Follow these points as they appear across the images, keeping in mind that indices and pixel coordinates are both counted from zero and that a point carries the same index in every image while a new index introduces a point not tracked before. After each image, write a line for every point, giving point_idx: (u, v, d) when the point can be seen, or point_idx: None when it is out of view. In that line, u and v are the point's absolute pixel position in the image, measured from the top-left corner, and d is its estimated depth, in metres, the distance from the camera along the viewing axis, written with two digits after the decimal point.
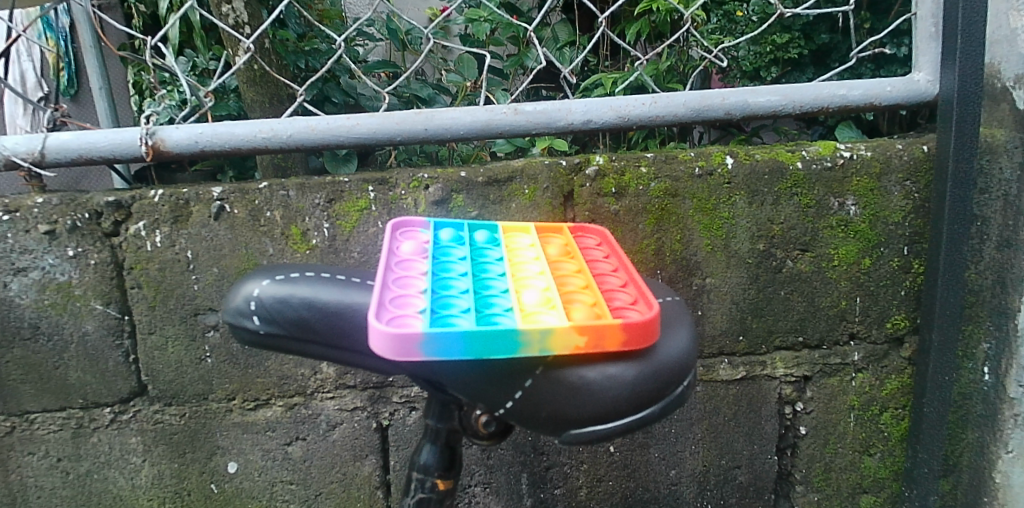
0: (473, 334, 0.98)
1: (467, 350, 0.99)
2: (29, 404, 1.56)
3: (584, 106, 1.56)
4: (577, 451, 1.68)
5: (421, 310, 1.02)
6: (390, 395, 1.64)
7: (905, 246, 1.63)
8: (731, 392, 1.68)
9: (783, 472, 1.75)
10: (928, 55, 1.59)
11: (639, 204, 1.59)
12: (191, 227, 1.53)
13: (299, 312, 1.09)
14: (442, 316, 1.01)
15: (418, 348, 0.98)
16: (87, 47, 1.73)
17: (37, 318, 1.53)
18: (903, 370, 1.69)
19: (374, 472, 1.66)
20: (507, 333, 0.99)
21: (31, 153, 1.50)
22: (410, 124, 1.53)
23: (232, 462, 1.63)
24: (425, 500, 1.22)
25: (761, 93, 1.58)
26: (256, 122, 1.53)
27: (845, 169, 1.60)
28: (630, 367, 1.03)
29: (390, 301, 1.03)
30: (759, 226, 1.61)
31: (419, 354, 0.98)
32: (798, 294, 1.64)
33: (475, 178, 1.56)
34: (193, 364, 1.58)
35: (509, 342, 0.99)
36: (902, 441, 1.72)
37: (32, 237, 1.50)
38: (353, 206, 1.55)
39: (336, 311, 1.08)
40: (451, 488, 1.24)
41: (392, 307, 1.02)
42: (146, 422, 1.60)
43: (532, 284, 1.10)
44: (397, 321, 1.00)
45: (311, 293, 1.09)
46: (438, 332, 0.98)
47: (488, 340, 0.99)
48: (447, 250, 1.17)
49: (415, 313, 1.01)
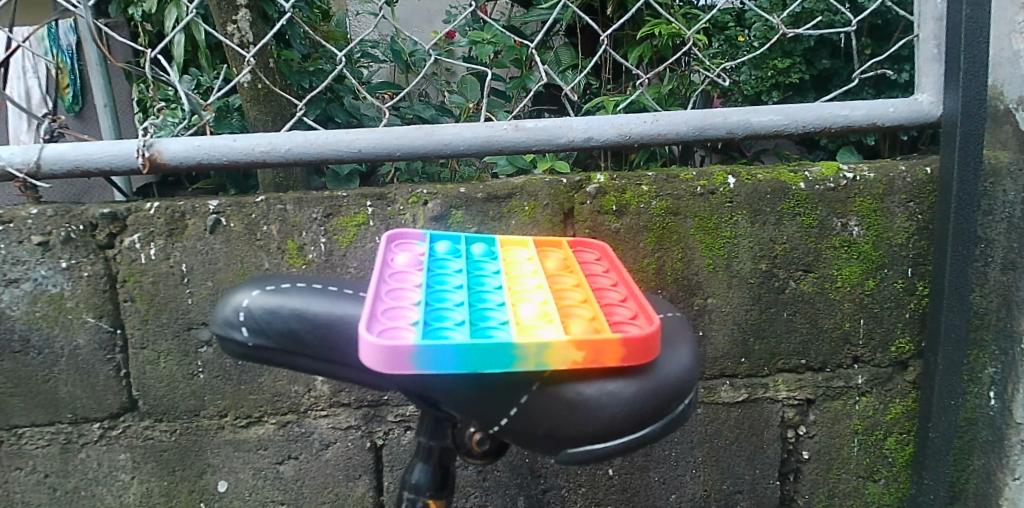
0: (467, 348, 0.96)
1: (460, 363, 0.96)
2: (18, 419, 1.54)
3: (585, 123, 1.55)
4: (574, 474, 1.66)
5: (413, 322, 1.00)
6: (385, 414, 1.61)
7: (908, 268, 1.61)
8: (733, 415, 1.66)
9: (786, 498, 1.71)
10: (931, 77, 1.58)
11: (640, 222, 1.57)
12: (187, 240, 1.52)
13: (289, 324, 1.06)
14: (436, 328, 0.99)
15: (409, 361, 0.96)
16: (94, 66, 1.75)
17: (28, 331, 1.51)
18: (907, 394, 1.67)
19: (367, 493, 1.63)
20: (502, 347, 0.97)
21: (26, 164, 1.48)
22: (411, 139, 1.52)
23: (223, 481, 1.60)
24: None
25: (764, 112, 1.56)
26: (254, 135, 1.51)
27: (848, 190, 1.58)
28: (628, 384, 1.01)
29: (382, 313, 1.01)
30: (762, 246, 1.59)
31: (410, 366, 0.96)
32: (801, 316, 1.62)
33: (475, 194, 1.55)
34: (185, 380, 1.56)
35: (503, 356, 0.97)
36: (907, 467, 1.69)
37: (26, 248, 1.48)
38: (350, 221, 1.54)
39: (326, 323, 1.06)
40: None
41: (384, 319, 1.00)
42: (136, 438, 1.57)
43: (529, 297, 1.08)
44: (388, 333, 0.98)
45: (300, 304, 1.07)
46: (430, 345, 0.96)
47: (481, 353, 0.97)
48: (443, 263, 1.15)
49: (408, 325, 0.99)
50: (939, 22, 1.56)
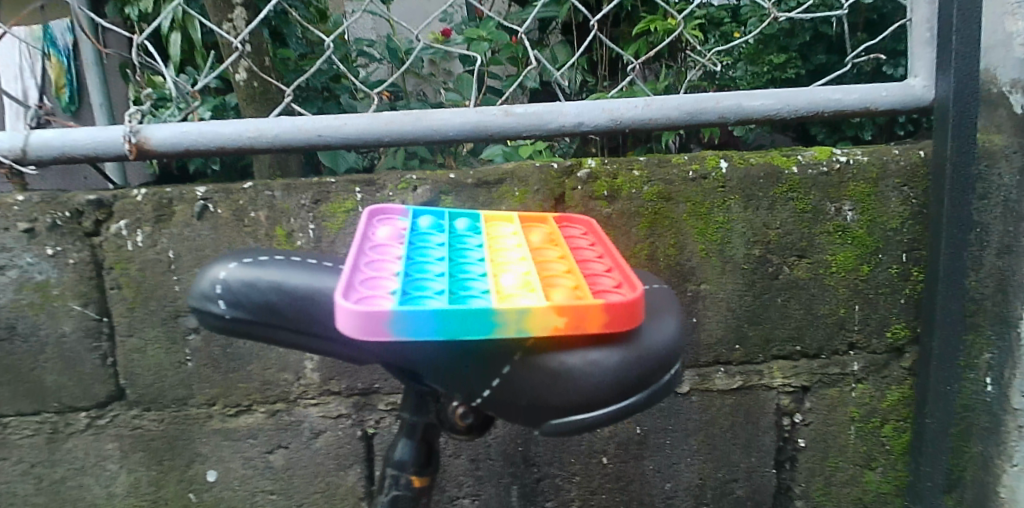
0: (445, 314, 0.95)
1: (438, 329, 0.95)
2: (4, 408, 1.52)
3: (575, 108, 1.53)
4: (568, 463, 1.65)
5: (392, 291, 0.98)
6: (377, 402, 1.60)
7: (903, 253, 1.61)
8: (727, 403, 1.65)
9: (782, 487, 1.71)
10: (924, 60, 1.55)
11: (632, 207, 1.56)
12: (174, 227, 1.49)
13: (266, 296, 1.04)
14: (415, 296, 0.98)
15: (386, 327, 0.94)
16: (90, 64, 2.04)
17: (13, 318, 1.49)
18: (903, 381, 1.66)
19: (358, 482, 1.62)
20: (481, 312, 0.95)
21: (12, 151, 1.46)
22: (399, 124, 1.50)
23: (212, 471, 1.59)
24: (400, 497, 1.18)
25: (757, 97, 1.54)
26: (244, 121, 1.49)
27: (842, 174, 1.57)
28: (612, 353, 1.00)
29: (360, 283, 1.00)
30: (754, 231, 1.58)
31: (387, 332, 0.95)
32: (795, 302, 1.62)
33: (465, 180, 1.53)
34: (174, 368, 1.54)
35: (483, 322, 0.96)
36: (904, 455, 1.69)
37: (11, 235, 1.46)
38: (339, 208, 1.52)
39: (305, 295, 1.04)
40: (428, 485, 1.20)
41: (362, 288, 0.99)
42: (124, 427, 1.55)
43: (512, 267, 1.06)
44: (365, 301, 0.96)
45: (278, 276, 1.05)
46: (408, 310, 0.94)
47: (460, 320, 0.95)
48: (426, 237, 1.13)
49: (386, 293, 0.98)
50: (933, 6, 1.54)
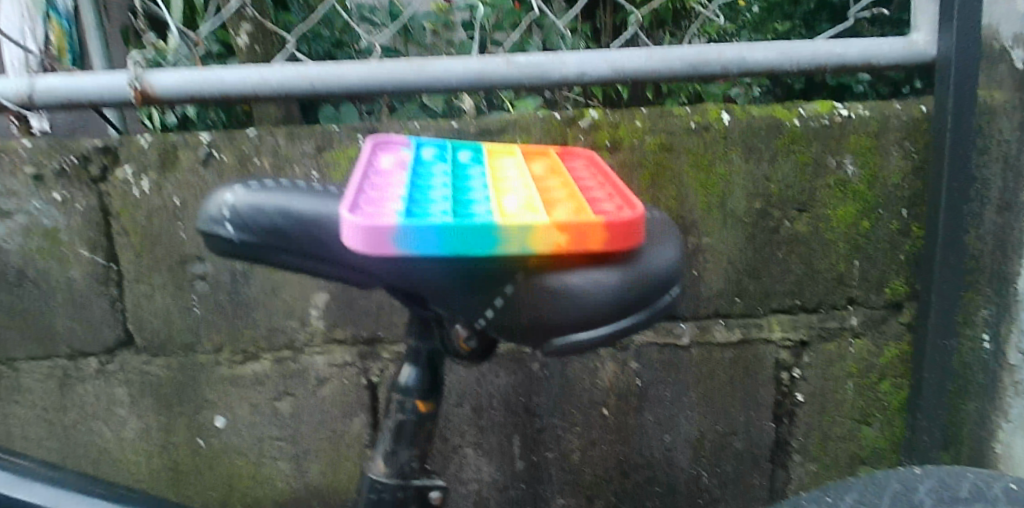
0: (449, 230, 0.97)
1: (443, 244, 0.97)
2: (17, 351, 1.55)
3: (578, 58, 1.52)
4: (570, 414, 1.68)
5: (398, 211, 0.99)
6: (381, 351, 1.61)
7: (904, 208, 1.61)
8: (727, 356, 1.67)
9: (781, 441, 1.73)
10: (927, 14, 1.54)
11: (634, 157, 1.56)
12: (179, 173, 1.50)
13: (273, 220, 1.02)
14: (420, 211, 0.99)
15: (393, 242, 0.97)
16: None
17: (25, 263, 1.51)
18: (901, 337, 1.68)
19: (362, 430, 1.64)
20: (484, 228, 0.97)
21: (18, 95, 1.45)
22: (400, 73, 1.49)
23: (220, 417, 1.62)
24: (404, 422, 1.20)
25: (758, 49, 1.53)
26: (244, 68, 1.47)
27: (842, 127, 1.57)
28: (612, 272, 1.00)
29: (366, 205, 1.00)
30: (756, 185, 1.58)
31: (393, 247, 0.97)
32: (796, 255, 1.63)
33: (467, 129, 1.53)
34: (181, 314, 1.56)
35: (486, 238, 0.98)
36: (901, 411, 1.71)
37: (19, 180, 1.47)
38: (343, 155, 1.52)
39: (313, 220, 1.02)
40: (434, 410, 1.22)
41: (367, 206, 1.00)
42: (133, 372, 1.58)
43: (514, 186, 1.07)
44: (371, 216, 0.98)
45: (285, 200, 1.03)
46: (412, 224, 0.97)
47: (463, 236, 0.97)
48: (430, 160, 1.14)
49: (392, 213, 0.99)
50: None
